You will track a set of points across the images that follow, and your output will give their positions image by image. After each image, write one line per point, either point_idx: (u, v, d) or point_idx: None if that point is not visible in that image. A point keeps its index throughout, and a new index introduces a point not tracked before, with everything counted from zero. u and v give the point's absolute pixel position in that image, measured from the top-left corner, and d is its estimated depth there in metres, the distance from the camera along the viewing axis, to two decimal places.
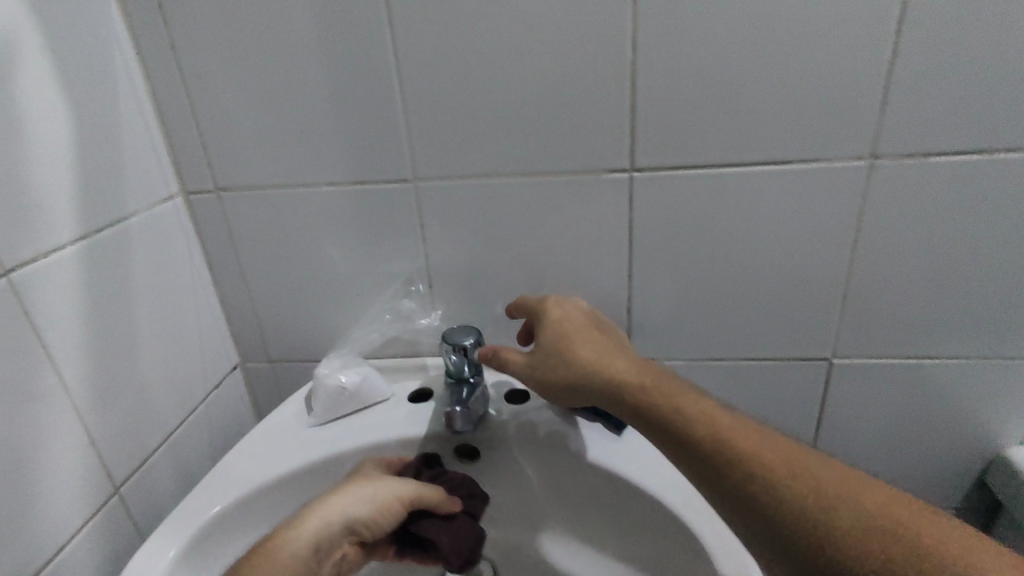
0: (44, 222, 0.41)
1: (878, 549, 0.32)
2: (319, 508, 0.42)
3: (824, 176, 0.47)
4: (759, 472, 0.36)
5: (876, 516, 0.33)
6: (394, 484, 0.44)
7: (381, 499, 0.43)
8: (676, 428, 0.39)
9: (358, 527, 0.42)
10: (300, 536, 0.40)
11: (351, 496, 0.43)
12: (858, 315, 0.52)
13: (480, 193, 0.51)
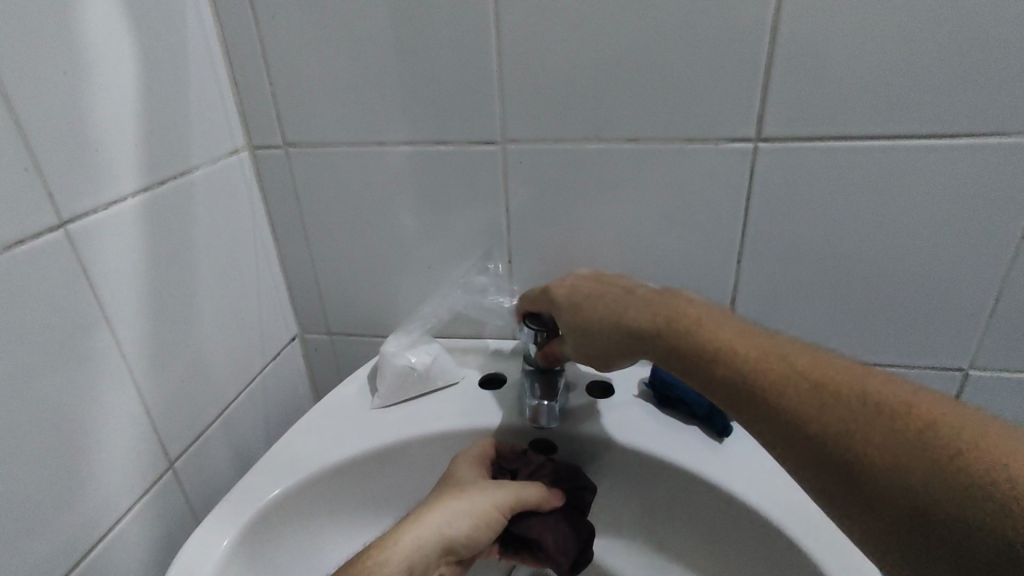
0: (106, 170, 0.36)
1: (1000, 505, 0.26)
2: (412, 528, 0.38)
3: (995, 154, 0.40)
4: (857, 437, 0.30)
5: (986, 461, 0.28)
6: (490, 495, 0.40)
7: (477, 514, 0.40)
8: (751, 382, 0.33)
9: (453, 545, 0.39)
10: (394, 561, 0.37)
11: (445, 514, 0.39)
12: (1010, 324, 0.45)
13: (577, 161, 0.46)
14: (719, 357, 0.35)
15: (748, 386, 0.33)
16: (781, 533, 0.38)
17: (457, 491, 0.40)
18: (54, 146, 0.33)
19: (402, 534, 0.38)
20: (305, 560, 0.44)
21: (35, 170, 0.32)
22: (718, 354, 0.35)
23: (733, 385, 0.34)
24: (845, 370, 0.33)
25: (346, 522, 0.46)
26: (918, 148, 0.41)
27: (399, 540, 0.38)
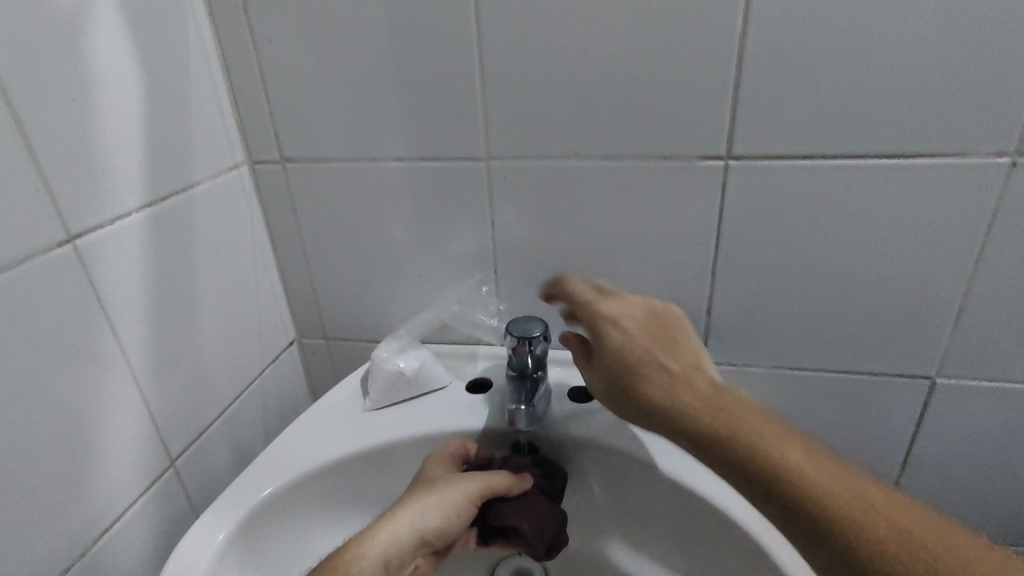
0: (111, 188, 0.39)
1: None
2: (387, 523, 0.40)
3: (955, 172, 0.41)
4: (857, 527, 0.31)
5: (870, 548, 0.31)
6: (462, 488, 0.43)
7: (449, 507, 0.42)
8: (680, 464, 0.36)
9: (428, 538, 0.41)
10: (371, 556, 0.39)
11: (418, 508, 0.41)
12: (973, 333, 0.47)
13: (557, 177, 0.48)
14: (724, 427, 0.34)
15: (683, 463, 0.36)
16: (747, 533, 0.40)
17: (429, 486, 0.43)
18: (62, 168, 0.36)
19: (377, 530, 0.40)
20: (297, 553, 0.46)
21: (45, 191, 0.35)
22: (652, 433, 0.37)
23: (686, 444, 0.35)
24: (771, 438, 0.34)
25: (336, 518, 0.49)
26: (881, 166, 0.42)
27: (375, 535, 0.40)
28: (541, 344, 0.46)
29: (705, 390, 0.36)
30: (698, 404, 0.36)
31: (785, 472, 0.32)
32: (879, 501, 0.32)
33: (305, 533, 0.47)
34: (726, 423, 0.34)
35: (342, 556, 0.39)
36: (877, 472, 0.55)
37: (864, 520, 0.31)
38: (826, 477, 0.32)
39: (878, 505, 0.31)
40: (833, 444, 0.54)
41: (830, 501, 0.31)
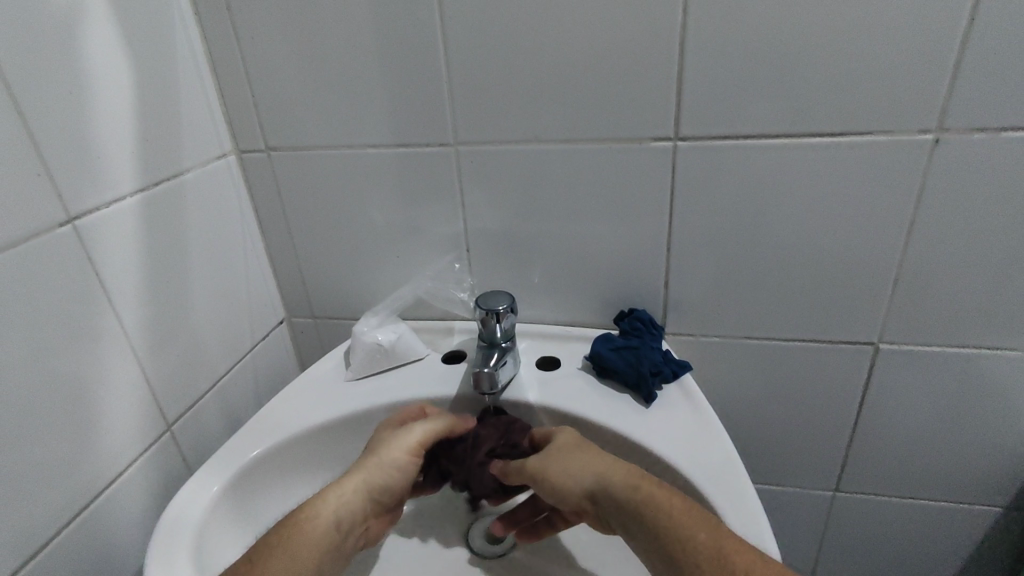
0: (105, 173, 0.43)
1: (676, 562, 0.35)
2: (335, 488, 0.43)
3: (884, 149, 0.45)
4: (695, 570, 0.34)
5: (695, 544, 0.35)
6: (404, 452, 0.46)
7: (393, 469, 0.45)
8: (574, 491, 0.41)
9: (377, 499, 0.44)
10: (323, 515, 0.41)
11: (365, 472, 0.44)
12: (910, 301, 0.50)
13: (520, 160, 0.51)
14: (640, 510, 0.38)
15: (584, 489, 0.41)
16: (688, 481, 0.43)
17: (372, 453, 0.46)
18: (61, 155, 0.40)
19: (325, 495, 0.42)
20: (282, 510, 0.50)
21: (46, 175, 0.39)
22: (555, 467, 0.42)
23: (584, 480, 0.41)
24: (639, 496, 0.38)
25: (320, 479, 0.53)
26: (816, 145, 0.46)
27: (324, 498, 0.42)
28: (507, 317, 0.49)
29: (635, 472, 0.40)
30: (623, 479, 0.40)
31: (676, 551, 0.35)
32: (748, 556, 0.34)
33: (290, 492, 0.51)
34: (643, 500, 0.38)
35: (295, 519, 0.41)
36: (829, 434, 0.58)
37: (728, 562, 0.34)
38: (703, 529, 0.35)
39: (734, 553, 0.34)
40: (786, 409, 0.58)
41: (709, 555, 0.34)
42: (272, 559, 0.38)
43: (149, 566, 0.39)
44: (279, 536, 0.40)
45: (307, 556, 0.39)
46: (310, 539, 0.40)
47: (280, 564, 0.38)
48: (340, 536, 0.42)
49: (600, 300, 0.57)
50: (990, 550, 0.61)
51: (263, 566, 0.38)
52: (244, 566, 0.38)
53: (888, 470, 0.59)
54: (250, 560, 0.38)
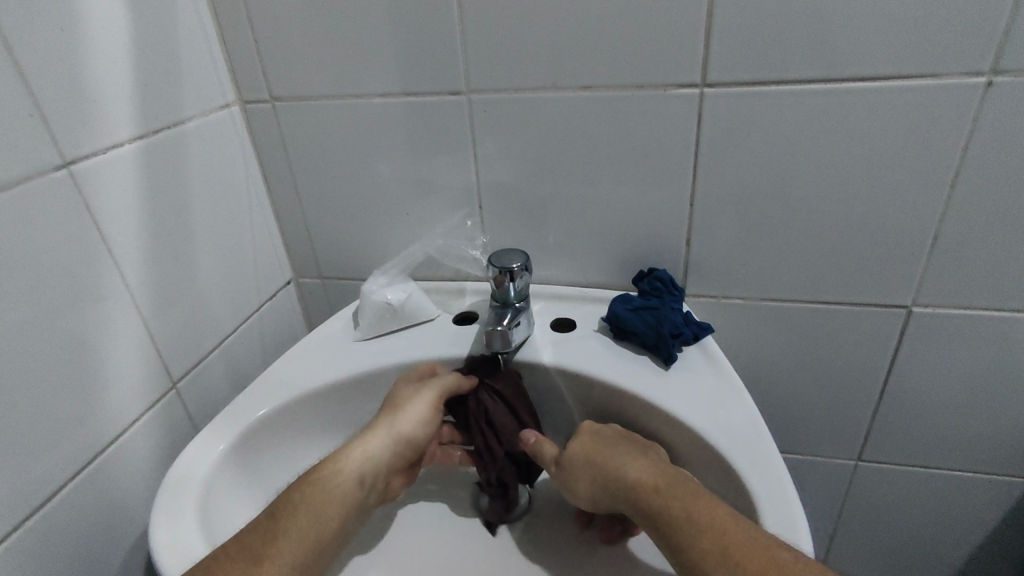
0: (102, 118, 0.41)
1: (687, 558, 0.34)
2: (359, 444, 0.42)
3: (930, 95, 0.41)
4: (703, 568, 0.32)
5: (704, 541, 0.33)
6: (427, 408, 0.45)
7: (415, 428, 0.45)
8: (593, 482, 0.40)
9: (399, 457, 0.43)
10: (347, 473, 0.40)
11: (388, 429, 0.43)
12: (947, 261, 0.47)
13: (536, 110, 0.49)
14: (652, 505, 0.36)
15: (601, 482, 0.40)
16: (709, 446, 0.42)
17: (393, 410, 0.45)
18: (54, 95, 0.38)
19: (349, 451, 0.42)
20: (290, 469, 0.50)
21: (38, 116, 0.37)
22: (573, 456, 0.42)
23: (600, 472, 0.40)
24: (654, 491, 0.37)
25: (328, 439, 0.52)
26: (855, 90, 0.42)
27: (348, 455, 0.41)
28: (521, 276, 0.47)
29: (645, 471, 0.38)
30: (631, 476, 0.38)
31: (684, 553, 0.33)
32: (755, 552, 0.31)
33: (298, 453, 0.50)
34: (655, 494, 0.37)
35: (319, 476, 0.40)
36: (853, 402, 0.56)
37: (732, 561, 0.31)
38: (708, 529, 0.33)
39: (737, 552, 0.32)
40: (809, 375, 0.56)
41: (711, 555, 0.32)
42: (294, 519, 0.37)
43: (155, 524, 0.38)
44: (302, 493, 0.39)
45: (330, 515, 0.39)
46: (333, 498, 0.39)
47: (303, 524, 0.37)
48: (363, 494, 0.41)
49: (617, 260, 0.54)
50: (1015, 524, 0.59)
51: (287, 526, 0.37)
52: (268, 523, 0.37)
53: (913, 440, 0.57)
54: (275, 517, 0.37)
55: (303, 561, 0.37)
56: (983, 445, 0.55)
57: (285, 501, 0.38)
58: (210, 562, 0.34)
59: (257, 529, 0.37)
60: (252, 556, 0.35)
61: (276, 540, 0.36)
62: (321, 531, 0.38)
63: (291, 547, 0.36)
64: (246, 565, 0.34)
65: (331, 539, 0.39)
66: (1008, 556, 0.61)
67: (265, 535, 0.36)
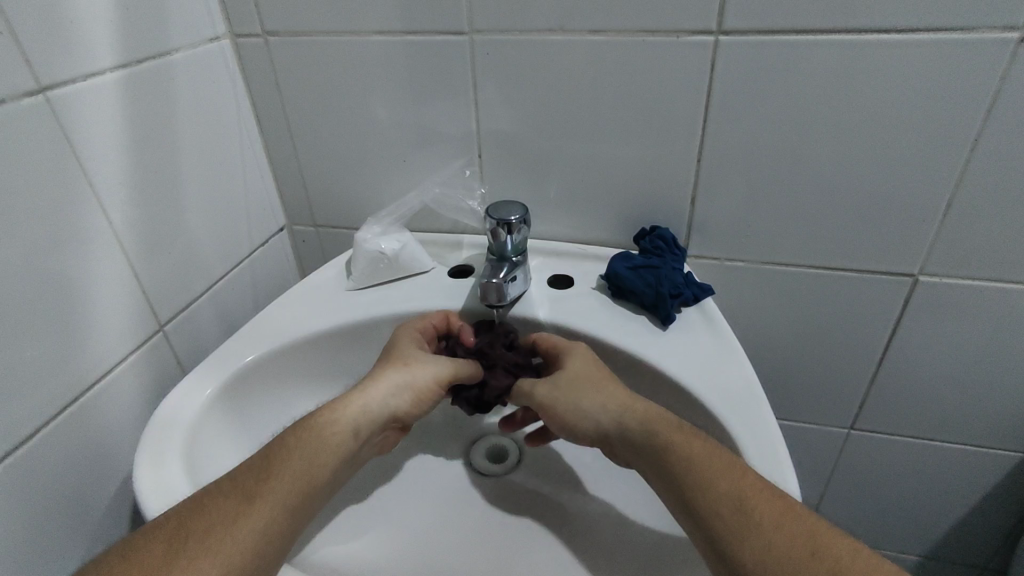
0: (80, 43, 0.39)
1: (698, 508, 0.33)
2: (358, 396, 0.41)
3: (958, 50, 0.39)
4: (718, 518, 0.32)
5: (720, 493, 0.33)
6: (434, 370, 0.44)
7: (419, 386, 0.43)
8: (601, 420, 0.39)
9: (397, 414, 0.42)
10: (343, 423, 0.39)
11: (392, 382, 0.42)
12: (960, 229, 0.46)
13: (542, 54, 0.46)
14: (660, 453, 0.36)
15: (604, 423, 0.39)
16: (702, 407, 0.41)
17: (399, 364, 0.43)
18: (25, 13, 0.35)
19: (348, 401, 0.40)
20: (279, 416, 0.49)
21: (9, 34, 0.34)
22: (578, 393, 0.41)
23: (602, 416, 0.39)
24: (669, 436, 0.36)
25: (318, 386, 0.51)
26: (880, 42, 0.40)
27: (348, 405, 0.40)
28: (519, 229, 0.45)
29: (652, 417, 0.38)
30: (637, 424, 0.38)
31: (694, 498, 0.33)
32: (768, 501, 0.32)
33: (287, 402, 0.50)
34: (661, 442, 0.36)
35: (318, 422, 0.39)
36: (849, 371, 0.56)
37: (746, 507, 0.32)
38: (722, 473, 0.33)
39: (749, 501, 0.32)
40: (808, 341, 0.55)
41: (725, 504, 0.32)
42: (289, 462, 0.37)
43: (139, 465, 0.38)
44: (298, 437, 0.38)
45: (323, 461, 0.38)
46: (330, 445, 0.38)
47: (297, 467, 0.37)
48: (357, 445, 0.40)
49: (619, 216, 0.53)
50: (1003, 497, 0.59)
51: (281, 467, 0.36)
52: (264, 462, 0.37)
53: (909, 411, 0.56)
54: (270, 458, 0.37)
55: (296, 504, 0.36)
56: (978, 416, 0.55)
57: (274, 449, 0.37)
58: (200, 499, 0.34)
59: (253, 468, 0.36)
60: (245, 495, 0.35)
61: (270, 479, 0.36)
62: (316, 476, 0.37)
63: (283, 490, 0.36)
64: (238, 505, 0.34)
65: (323, 487, 0.38)
66: (991, 528, 0.61)
67: (259, 477, 0.36)
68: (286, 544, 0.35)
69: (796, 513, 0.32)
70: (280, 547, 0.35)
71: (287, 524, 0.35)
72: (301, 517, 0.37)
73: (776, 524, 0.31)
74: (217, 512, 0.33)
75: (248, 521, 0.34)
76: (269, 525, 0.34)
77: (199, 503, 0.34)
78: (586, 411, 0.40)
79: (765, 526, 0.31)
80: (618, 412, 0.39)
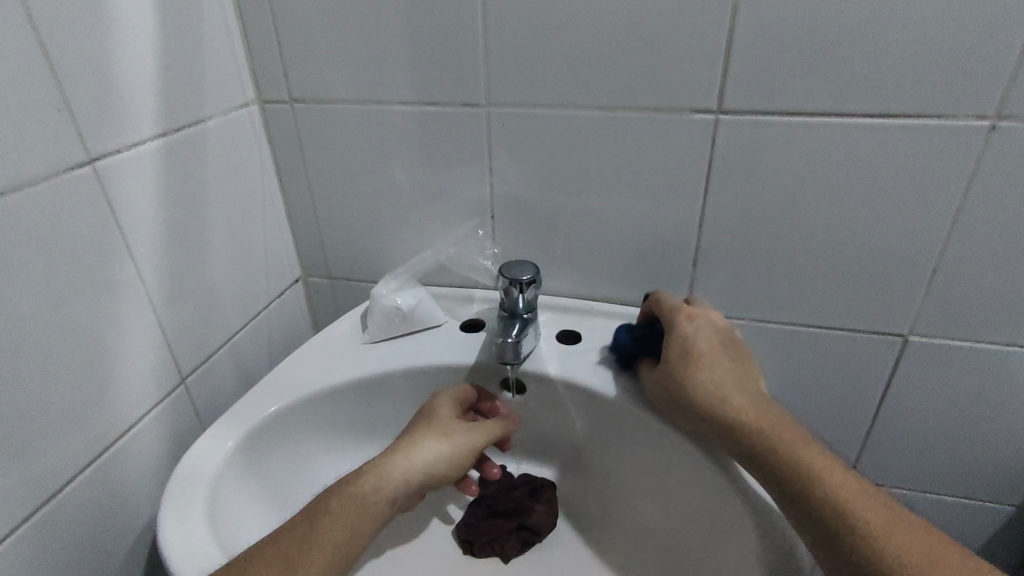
0: (126, 116, 0.41)
1: (813, 499, 0.36)
2: (400, 464, 0.41)
3: (937, 134, 0.43)
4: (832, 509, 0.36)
5: (832, 488, 0.36)
6: (471, 439, 0.45)
7: (457, 453, 0.44)
8: (716, 415, 0.41)
9: (432, 483, 0.43)
10: (386, 492, 0.40)
11: (430, 451, 0.43)
12: (946, 293, 0.48)
13: (554, 126, 0.49)
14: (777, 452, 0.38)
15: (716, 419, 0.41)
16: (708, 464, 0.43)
17: (441, 433, 0.44)
18: (80, 90, 0.38)
19: (394, 465, 0.41)
20: (296, 468, 0.50)
21: (65, 112, 0.37)
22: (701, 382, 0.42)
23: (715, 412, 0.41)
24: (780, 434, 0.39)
25: (333, 438, 0.52)
26: (867, 124, 0.44)
27: (391, 472, 0.41)
28: (530, 288, 0.47)
29: (762, 415, 0.40)
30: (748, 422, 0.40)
31: (811, 488, 0.37)
32: (866, 496, 0.36)
33: (304, 453, 0.51)
34: (774, 441, 0.39)
35: (362, 490, 0.40)
36: (847, 424, 0.58)
37: (853, 504, 0.36)
38: (831, 472, 0.37)
39: (852, 497, 0.36)
40: (807, 395, 0.57)
41: (836, 494, 0.36)
42: (330, 531, 0.38)
43: (163, 519, 0.39)
44: (341, 504, 0.39)
45: (364, 531, 0.39)
46: (369, 514, 0.39)
47: (338, 536, 0.38)
48: (394, 512, 0.41)
49: (625, 275, 0.55)
50: (998, 548, 0.60)
51: (320, 534, 0.38)
52: (302, 527, 0.38)
53: (904, 464, 0.58)
54: (309, 524, 0.38)
55: (331, 571, 0.37)
56: (970, 469, 0.57)
57: (314, 518, 0.39)
58: (244, 568, 0.35)
59: (292, 534, 0.38)
60: (285, 563, 0.36)
61: (312, 550, 0.37)
62: (355, 545, 0.39)
63: (321, 559, 0.37)
64: (280, 575, 0.36)
65: (358, 554, 0.39)
66: None
67: (297, 544, 0.37)
68: None
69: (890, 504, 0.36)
70: None
71: None
72: None
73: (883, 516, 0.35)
74: None
75: None
76: None
77: (241, 573, 0.35)
78: (713, 396, 0.41)
79: (865, 511, 0.35)
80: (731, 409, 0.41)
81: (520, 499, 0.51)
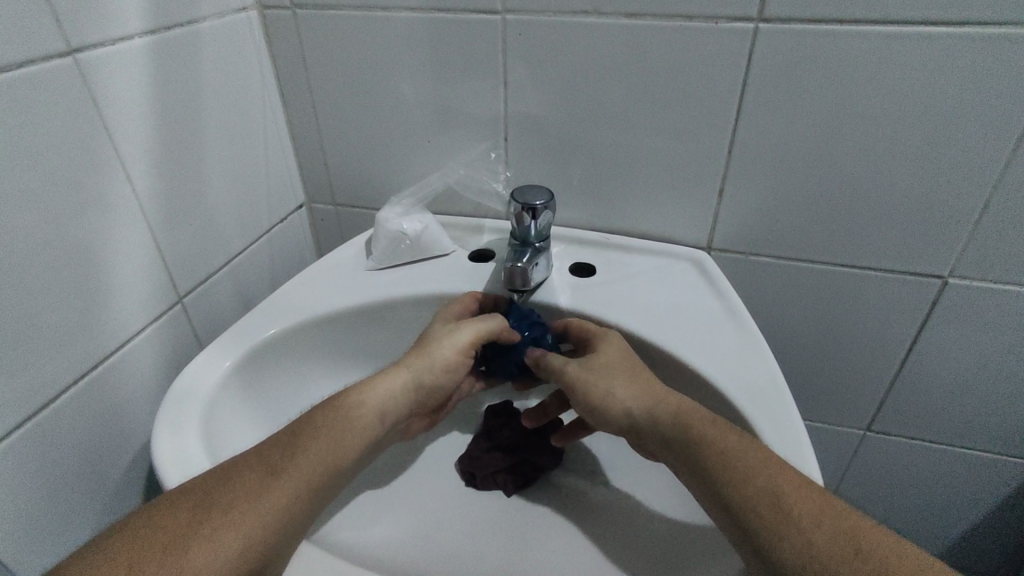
0: (109, 6, 0.38)
1: (739, 497, 0.32)
2: (381, 380, 0.41)
3: (1008, 47, 0.38)
4: (754, 510, 0.32)
5: (758, 480, 0.32)
6: (457, 351, 0.44)
7: (441, 368, 0.43)
8: (644, 418, 0.38)
9: (421, 397, 0.43)
10: (370, 406, 0.40)
11: (417, 369, 0.42)
12: (995, 231, 0.45)
13: (574, 37, 0.45)
14: (701, 447, 0.35)
15: (648, 421, 0.38)
16: (725, 401, 0.40)
17: (423, 349, 0.43)
18: None
19: (374, 384, 0.41)
20: (294, 394, 0.49)
21: None
22: (631, 386, 0.40)
23: (646, 413, 0.38)
24: (718, 426, 0.36)
25: (334, 365, 0.51)
26: (927, 35, 0.39)
27: (374, 389, 0.40)
28: (542, 214, 0.44)
29: (691, 411, 0.37)
30: (674, 418, 0.37)
31: (732, 488, 0.33)
32: (806, 496, 0.31)
33: (303, 377, 0.50)
34: (700, 434, 0.35)
35: (345, 403, 0.39)
36: (870, 372, 0.55)
37: (783, 504, 0.31)
38: (761, 466, 0.33)
39: (785, 491, 0.32)
40: (829, 339, 0.55)
41: (769, 490, 0.32)
42: (318, 442, 0.37)
43: (156, 433, 0.38)
44: (328, 418, 0.38)
45: (351, 445, 0.38)
46: (355, 428, 0.38)
47: (324, 447, 0.37)
48: (383, 430, 0.40)
49: (644, 206, 0.52)
50: (1016, 501, 0.59)
51: (306, 445, 0.36)
52: (287, 439, 0.36)
53: (928, 415, 0.56)
54: (296, 437, 0.36)
55: (318, 484, 0.36)
56: (1000, 423, 0.54)
57: (299, 428, 0.37)
58: (226, 472, 0.34)
59: (279, 445, 0.36)
60: (270, 471, 0.34)
61: (296, 455, 0.36)
62: (340, 458, 0.37)
63: (309, 468, 0.35)
64: (264, 479, 0.34)
65: (347, 470, 0.38)
66: (1003, 532, 0.61)
67: (285, 452, 0.36)
68: (309, 522, 0.35)
69: (836, 506, 0.32)
70: (304, 524, 0.35)
71: (309, 501, 0.35)
72: (323, 496, 0.36)
73: (811, 520, 0.31)
74: (241, 484, 0.33)
75: (273, 495, 0.33)
76: (294, 500, 0.34)
77: (227, 476, 0.33)
78: (625, 394, 0.40)
79: (796, 503, 0.31)
80: (664, 409, 0.38)
81: (523, 436, 0.49)
